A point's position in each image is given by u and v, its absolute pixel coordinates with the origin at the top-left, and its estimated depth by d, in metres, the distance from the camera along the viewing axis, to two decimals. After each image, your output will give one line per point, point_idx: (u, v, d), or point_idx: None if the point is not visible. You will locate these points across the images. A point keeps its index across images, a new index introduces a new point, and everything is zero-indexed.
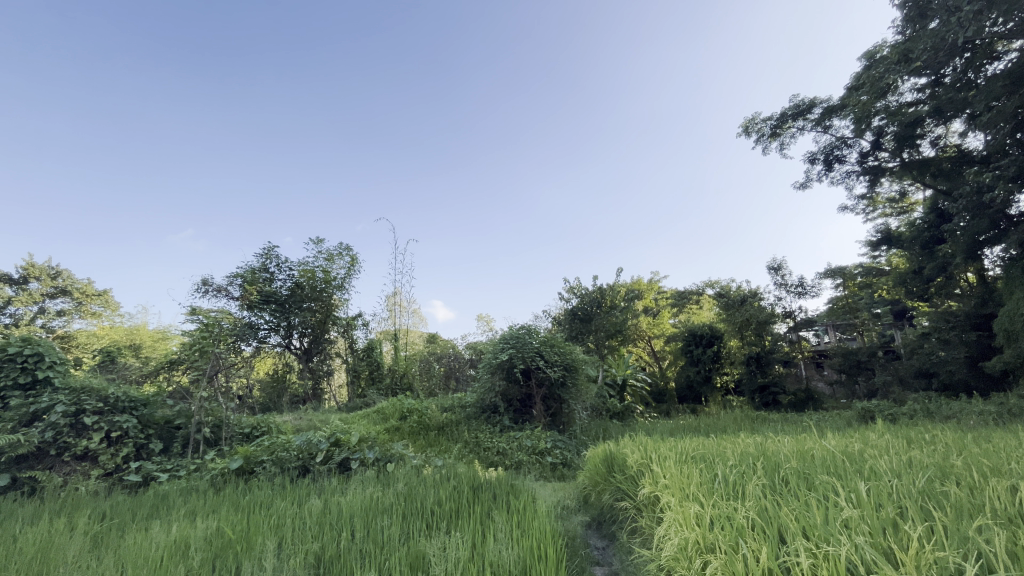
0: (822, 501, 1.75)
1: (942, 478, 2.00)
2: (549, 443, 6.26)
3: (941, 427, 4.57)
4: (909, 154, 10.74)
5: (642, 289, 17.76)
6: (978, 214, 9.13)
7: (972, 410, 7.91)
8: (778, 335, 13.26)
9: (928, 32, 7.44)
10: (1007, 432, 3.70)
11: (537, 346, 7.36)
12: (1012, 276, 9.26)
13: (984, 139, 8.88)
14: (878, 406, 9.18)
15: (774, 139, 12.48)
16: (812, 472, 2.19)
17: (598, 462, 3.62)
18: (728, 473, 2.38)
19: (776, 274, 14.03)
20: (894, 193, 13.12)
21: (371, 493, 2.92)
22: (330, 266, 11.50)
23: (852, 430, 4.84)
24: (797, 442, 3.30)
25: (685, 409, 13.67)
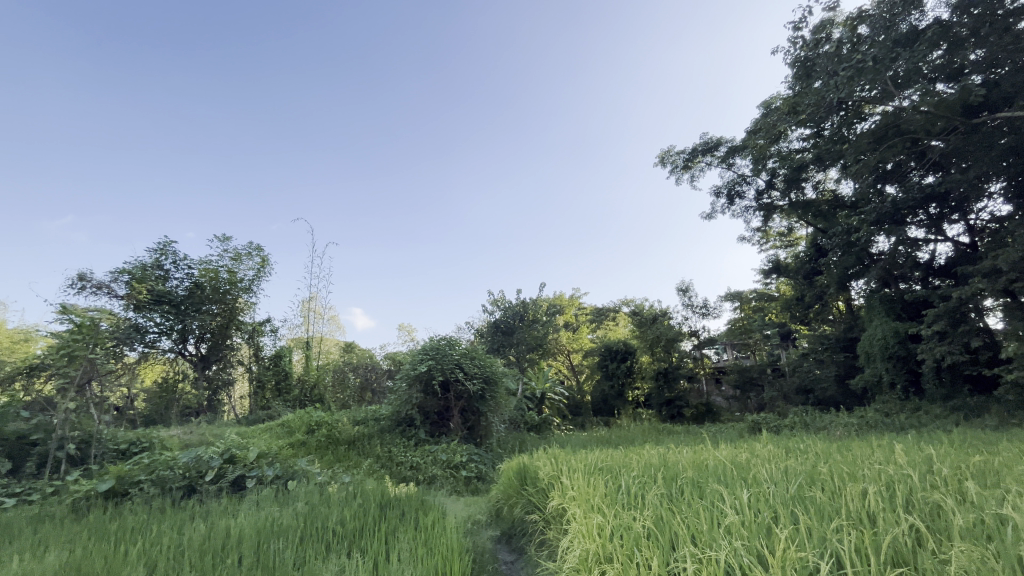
0: (711, 508, 1.88)
1: (810, 483, 2.25)
2: (465, 456, 6.19)
3: (814, 438, 5.11)
4: (796, 195, 12.11)
5: (562, 305, 18.36)
6: (847, 252, 10.52)
7: (839, 422, 9.02)
8: (684, 352, 14.27)
9: (811, 91, 8.54)
10: (864, 442, 4.23)
11: (457, 357, 7.28)
12: (872, 306, 10.74)
13: (853, 187, 10.24)
14: (765, 419, 10.14)
15: (686, 171, 13.56)
16: (705, 481, 2.37)
17: (512, 476, 3.64)
18: (631, 483, 2.50)
19: (684, 295, 15.15)
20: (783, 228, 14.77)
21: (266, 514, 2.71)
22: (236, 266, 10.61)
23: (741, 440, 5.28)
24: (695, 453, 3.54)
25: (598, 422, 14.25)
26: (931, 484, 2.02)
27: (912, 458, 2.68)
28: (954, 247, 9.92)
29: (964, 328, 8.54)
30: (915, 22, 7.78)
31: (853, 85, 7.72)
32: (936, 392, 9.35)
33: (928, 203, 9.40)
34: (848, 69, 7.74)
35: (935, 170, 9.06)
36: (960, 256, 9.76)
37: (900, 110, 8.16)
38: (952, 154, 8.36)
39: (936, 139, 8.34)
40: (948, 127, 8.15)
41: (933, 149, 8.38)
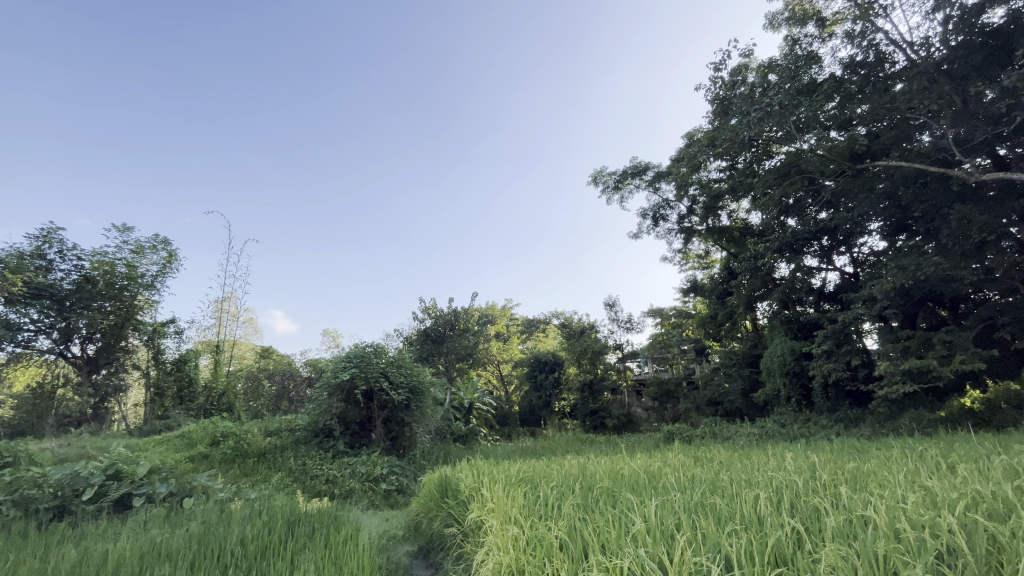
0: (622, 516, 1.96)
1: (711, 490, 2.41)
2: (385, 468, 5.98)
3: (719, 447, 5.51)
4: (712, 221, 13.10)
5: (494, 315, 18.47)
6: (754, 276, 11.52)
7: (742, 432, 9.80)
8: (609, 365, 14.87)
9: (727, 127, 9.26)
10: (761, 451, 4.60)
11: (383, 366, 7.04)
12: (773, 325, 11.82)
13: (761, 218, 11.26)
14: (679, 429, 10.77)
15: (616, 192, 14.22)
16: (617, 491, 2.46)
17: (433, 488, 3.58)
18: (549, 494, 2.54)
19: (610, 310, 15.81)
20: (701, 251, 15.89)
21: (151, 535, 2.45)
22: (136, 259, 9.61)
23: (656, 450, 5.56)
24: (612, 463, 3.68)
25: (524, 432, 14.46)
26: (812, 489, 2.24)
27: (799, 466, 2.96)
28: (840, 276, 11.19)
29: (847, 348, 9.63)
30: (815, 74, 8.78)
31: (762, 125, 8.53)
32: (824, 404, 10.41)
33: (821, 235, 10.54)
34: (759, 110, 8.54)
35: (827, 207, 10.18)
36: (845, 284, 11.02)
37: (800, 152, 9.13)
38: (840, 193, 9.46)
39: (828, 180, 9.41)
40: (838, 170, 9.24)
41: (826, 188, 9.44)
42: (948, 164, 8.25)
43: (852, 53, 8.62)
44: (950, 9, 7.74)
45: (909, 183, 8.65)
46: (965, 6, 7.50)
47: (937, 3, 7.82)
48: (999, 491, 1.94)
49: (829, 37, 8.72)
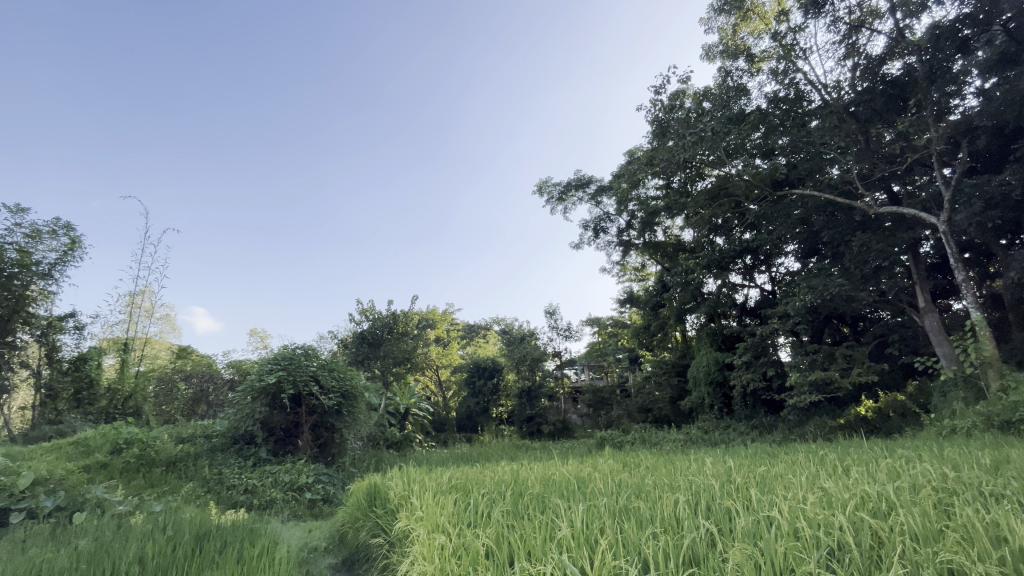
0: (549, 522, 1.99)
1: (635, 494, 2.50)
2: (311, 476, 5.69)
3: (646, 453, 5.74)
4: (649, 236, 13.72)
5: (434, 319, 18.27)
6: (685, 289, 12.18)
7: (669, 438, 10.31)
8: (547, 372, 15.21)
9: (664, 148, 9.67)
10: (684, 457, 4.85)
11: (314, 370, 6.71)
12: (701, 337, 12.54)
13: (693, 235, 11.94)
14: (611, 435, 11.15)
15: (560, 203, 14.55)
16: (547, 496, 2.50)
17: (360, 496, 3.45)
18: (479, 501, 2.53)
19: (550, 317, 16.11)
20: (638, 264, 16.57)
21: (28, 556, 2.16)
22: (31, 245, 8.47)
23: (588, 455, 5.71)
24: (544, 468, 3.73)
25: (461, 438, 14.38)
26: (726, 491, 2.39)
27: (716, 470, 3.14)
28: (760, 292, 12.07)
29: (763, 360, 10.40)
30: (743, 105, 9.48)
31: (696, 148, 9.05)
32: (742, 412, 11.16)
33: (744, 255, 11.33)
34: (693, 134, 9.06)
35: (750, 228, 10.97)
36: (764, 300, 11.90)
37: (729, 176, 9.79)
38: (762, 217, 10.24)
39: (752, 204, 10.16)
40: (761, 195, 10.00)
41: (750, 211, 10.19)
42: (852, 196, 9.18)
43: (776, 89, 9.38)
44: (858, 57, 8.64)
45: (819, 211, 9.53)
46: (869, 56, 8.40)
47: (847, 51, 8.71)
48: (882, 491, 2.16)
49: (757, 72, 9.45)
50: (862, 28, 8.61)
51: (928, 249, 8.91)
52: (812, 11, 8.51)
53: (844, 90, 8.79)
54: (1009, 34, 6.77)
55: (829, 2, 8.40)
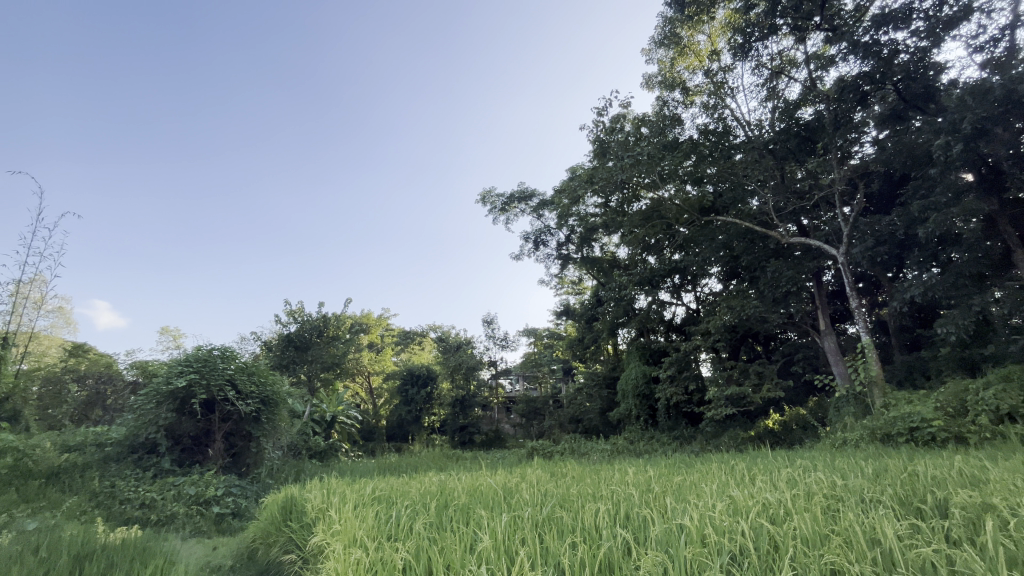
0: (471, 535, 1.97)
1: (560, 503, 2.55)
2: (221, 489, 5.28)
3: (572, 463, 5.89)
4: (587, 251, 14.20)
5: (367, 325, 17.76)
6: (618, 304, 12.66)
7: (597, 449, 10.64)
8: (482, 381, 15.21)
9: (604, 167, 10.03)
10: (608, 467, 5.02)
11: (231, 373, 6.24)
12: (631, 351, 13.06)
13: (627, 253, 12.45)
14: (541, 445, 11.30)
15: (502, 214, 14.68)
16: (473, 507, 2.48)
17: (275, 510, 3.24)
18: (402, 513, 2.46)
19: (487, 327, 16.17)
20: (575, 278, 17.03)
21: None
22: None
23: (517, 466, 5.75)
24: (471, 479, 3.70)
25: (390, 448, 14.06)
26: (644, 500, 2.49)
27: (637, 479, 3.27)
28: (686, 310, 12.80)
29: (686, 374, 11.02)
30: (678, 134, 10.07)
31: (633, 170, 9.48)
32: (666, 423, 11.72)
33: (673, 274, 11.99)
34: (631, 157, 9.49)
35: (679, 250, 11.63)
36: (689, 317, 12.63)
37: (662, 199, 10.33)
38: (689, 240, 10.89)
39: (682, 227, 10.77)
40: (690, 219, 10.63)
41: (679, 234, 10.80)
42: (769, 226, 10.02)
43: (706, 122, 10.07)
44: (777, 100, 9.49)
45: (740, 237, 10.28)
46: (787, 101, 9.25)
47: (769, 94, 9.54)
48: (781, 499, 2.34)
49: (691, 104, 10.11)
50: (782, 75, 9.47)
51: (830, 278, 9.88)
52: (740, 54, 9.26)
53: (764, 129, 9.61)
54: (899, 94, 7.72)
55: (754, 48, 9.17)
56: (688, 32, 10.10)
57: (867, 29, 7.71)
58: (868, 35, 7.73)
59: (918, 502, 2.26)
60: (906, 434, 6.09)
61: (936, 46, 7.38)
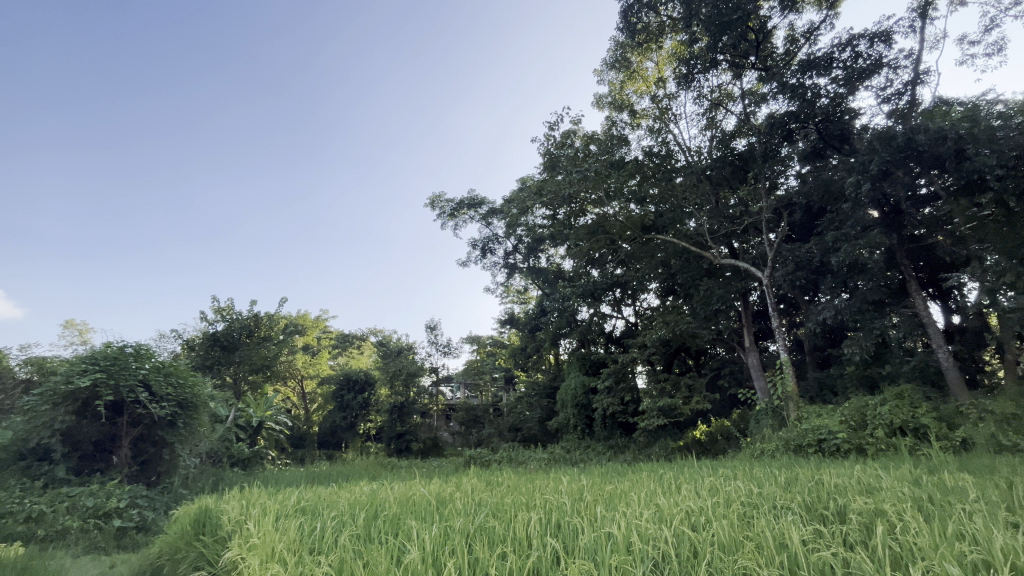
0: (400, 547, 1.92)
1: (493, 513, 2.53)
2: (124, 500, 4.81)
3: (508, 472, 5.93)
4: (533, 261, 14.40)
5: (303, 326, 17.04)
6: (561, 314, 12.89)
7: (534, 457, 10.77)
8: (422, 388, 14.95)
9: (553, 181, 10.22)
10: (544, 475, 5.08)
11: (144, 374, 5.72)
12: (572, 361, 13.32)
13: (572, 265, 12.71)
14: (479, 454, 11.27)
15: (451, 219, 14.58)
16: (404, 517, 2.43)
17: (186, 523, 3.00)
18: (328, 524, 2.36)
19: (430, 333, 15.97)
20: (520, 287, 17.18)
21: None
22: None
23: (452, 475, 5.70)
24: (404, 488, 3.61)
25: (321, 455, 13.86)
26: (575, 509, 2.54)
27: (570, 488, 3.32)
28: (625, 323, 13.25)
29: (622, 385, 11.38)
30: (625, 153, 10.45)
31: (581, 185, 9.74)
32: (601, 433, 12.02)
33: (614, 288, 12.39)
34: (579, 172, 9.75)
35: (620, 265, 12.03)
36: (627, 330, 13.09)
37: (606, 215, 10.65)
38: (630, 255, 11.28)
39: (624, 243, 11.15)
40: (632, 236, 11.04)
41: (621, 249, 11.16)
42: (703, 247, 10.61)
43: (651, 144, 10.54)
44: (715, 130, 10.11)
45: (676, 255, 10.90)
46: (723, 131, 9.87)
47: (708, 123, 10.15)
48: (702, 506, 2.47)
49: (637, 127, 10.56)
50: (720, 107, 10.12)
51: (756, 298, 10.60)
52: (683, 83, 9.80)
53: (703, 155, 10.19)
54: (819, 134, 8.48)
55: (697, 79, 9.73)
56: (637, 57, 10.56)
57: (795, 72, 8.41)
58: (795, 78, 8.43)
59: (821, 509, 2.45)
60: (814, 445, 6.62)
61: (851, 94, 8.17)
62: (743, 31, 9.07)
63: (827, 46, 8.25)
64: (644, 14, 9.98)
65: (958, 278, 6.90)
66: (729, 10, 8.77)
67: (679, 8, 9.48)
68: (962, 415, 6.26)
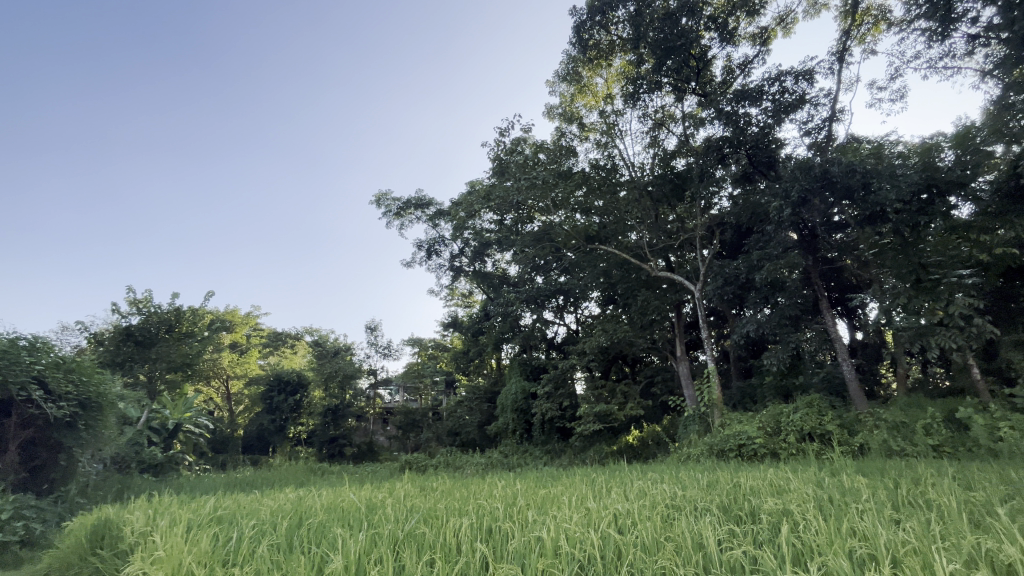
0: (324, 555, 1.85)
1: (425, 519, 2.50)
2: (7, 511, 4.29)
3: (443, 477, 5.89)
4: (479, 265, 14.38)
5: (231, 323, 16.05)
6: (505, 320, 12.96)
7: (471, 462, 10.76)
8: (360, 391, 14.47)
9: (501, 186, 10.29)
10: (480, 480, 5.08)
11: (40, 369, 5.10)
12: (513, 366, 13.41)
13: (518, 271, 12.82)
14: (416, 459, 11.08)
15: (397, 219, 14.29)
16: (330, 524, 2.34)
17: (82, 535, 2.72)
18: (248, 533, 2.23)
19: (370, 334, 15.54)
20: (465, 290, 17.10)
21: None
22: None
23: (385, 480, 5.57)
24: (333, 494, 3.48)
25: (245, 460, 13.29)
26: (508, 513, 2.56)
27: (504, 493, 3.33)
28: (566, 330, 13.53)
29: (561, 391, 11.60)
30: (573, 164, 10.70)
31: (529, 193, 9.88)
32: (539, 438, 12.20)
33: (558, 295, 12.64)
34: (527, 180, 9.89)
35: (564, 273, 12.29)
36: (568, 337, 13.37)
37: (552, 224, 10.85)
38: (574, 264, 11.56)
39: (569, 252, 11.41)
40: (577, 246, 11.31)
41: (565, 258, 11.41)
42: (643, 259, 11.07)
43: (597, 157, 10.86)
44: (658, 148, 10.59)
45: (617, 266, 11.32)
46: (665, 150, 10.36)
47: (651, 141, 10.62)
48: (630, 509, 2.57)
49: (585, 140, 10.86)
50: (663, 127, 10.63)
51: (689, 310, 11.17)
52: (629, 101, 10.21)
53: (645, 171, 10.62)
54: (749, 159, 9.05)
55: (642, 98, 10.18)
56: (588, 72, 10.88)
57: (730, 100, 9.00)
58: (730, 105, 9.01)
59: (737, 510, 2.61)
60: (734, 450, 7.08)
61: (779, 125, 8.84)
62: (686, 57, 9.61)
63: (759, 79, 8.90)
64: (596, 32, 10.29)
65: (862, 298, 7.65)
66: (674, 36, 9.26)
67: (628, 30, 9.88)
68: (861, 422, 6.94)
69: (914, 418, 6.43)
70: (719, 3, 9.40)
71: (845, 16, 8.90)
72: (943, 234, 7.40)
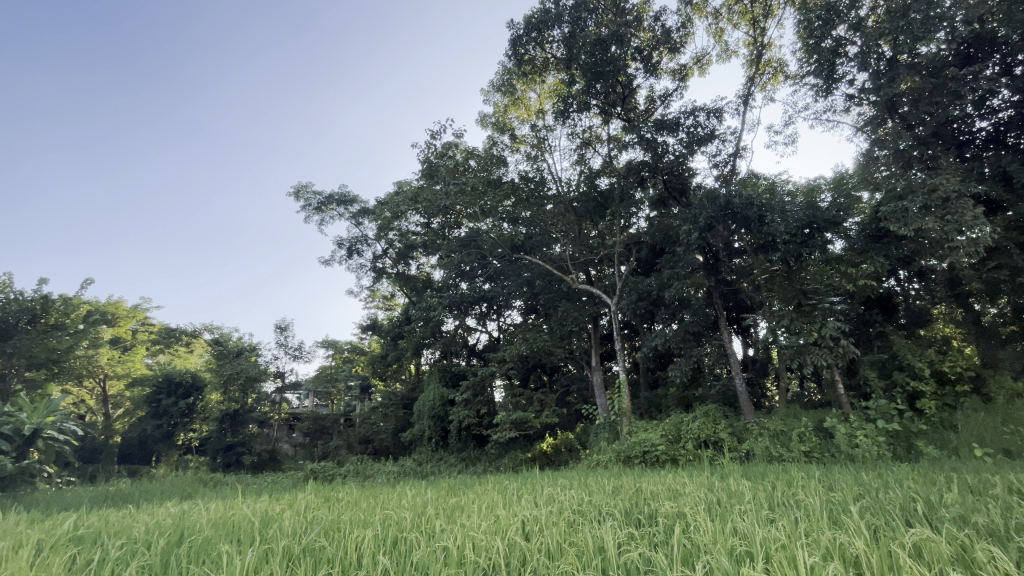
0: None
1: (323, 531, 2.36)
2: None
3: (349, 486, 5.63)
4: (402, 267, 14.04)
5: (114, 316, 14.28)
6: (427, 324, 12.73)
7: (383, 471, 10.42)
8: (264, 395, 13.48)
9: (429, 189, 10.18)
10: (388, 489, 4.92)
11: None
12: (432, 372, 13.18)
13: (442, 275, 12.66)
14: (323, 468, 10.50)
15: (317, 213, 13.57)
16: (215, 540, 2.14)
17: None
18: (112, 553, 1.97)
19: (280, 334, 14.54)
20: (387, 293, 16.61)
21: None
22: None
23: (284, 491, 5.21)
24: (222, 507, 3.20)
25: (121, 471, 11.81)
26: (415, 523, 2.49)
27: (413, 501, 3.26)
28: (488, 337, 13.57)
29: (480, 398, 11.58)
30: (503, 174, 10.83)
31: (457, 198, 9.85)
32: (455, 445, 12.07)
33: (481, 302, 12.65)
34: (456, 185, 9.86)
35: (489, 280, 12.32)
36: (490, 344, 13.43)
37: (479, 230, 10.87)
38: (498, 272, 11.66)
39: (494, 260, 11.48)
40: (502, 254, 11.41)
41: (491, 265, 11.49)
42: (565, 271, 11.40)
43: (527, 170, 11.08)
44: (584, 165, 11.04)
45: (541, 276, 11.59)
46: (590, 168, 10.82)
47: (578, 158, 11.05)
48: (537, 515, 2.61)
49: (516, 151, 11.05)
50: (589, 146, 11.11)
51: (605, 322, 11.67)
52: (560, 118, 10.58)
53: (571, 187, 11.00)
54: (665, 185, 9.69)
55: (572, 116, 10.61)
56: (522, 86, 11.14)
57: (650, 128, 9.62)
58: (650, 133, 9.64)
59: (637, 514, 2.76)
60: (639, 456, 7.49)
61: (692, 155, 9.57)
62: (613, 83, 10.12)
63: (676, 111, 9.60)
64: (531, 48, 10.55)
65: (755, 318, 8.43)
66: (603, 61, 9.75)
67: (562, 50, 10.23)
68: (748, 430, 7.65)
69: (791, 427, 7.20)
70: (646, 37, 10.02)
71: (751, 64, 9.90)
72: (821, 265, 8.40)
